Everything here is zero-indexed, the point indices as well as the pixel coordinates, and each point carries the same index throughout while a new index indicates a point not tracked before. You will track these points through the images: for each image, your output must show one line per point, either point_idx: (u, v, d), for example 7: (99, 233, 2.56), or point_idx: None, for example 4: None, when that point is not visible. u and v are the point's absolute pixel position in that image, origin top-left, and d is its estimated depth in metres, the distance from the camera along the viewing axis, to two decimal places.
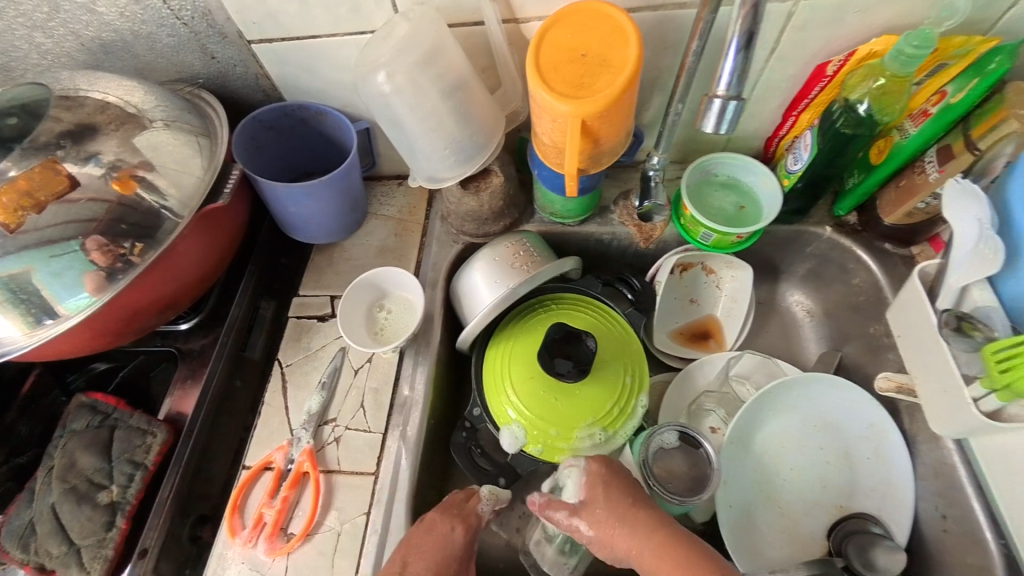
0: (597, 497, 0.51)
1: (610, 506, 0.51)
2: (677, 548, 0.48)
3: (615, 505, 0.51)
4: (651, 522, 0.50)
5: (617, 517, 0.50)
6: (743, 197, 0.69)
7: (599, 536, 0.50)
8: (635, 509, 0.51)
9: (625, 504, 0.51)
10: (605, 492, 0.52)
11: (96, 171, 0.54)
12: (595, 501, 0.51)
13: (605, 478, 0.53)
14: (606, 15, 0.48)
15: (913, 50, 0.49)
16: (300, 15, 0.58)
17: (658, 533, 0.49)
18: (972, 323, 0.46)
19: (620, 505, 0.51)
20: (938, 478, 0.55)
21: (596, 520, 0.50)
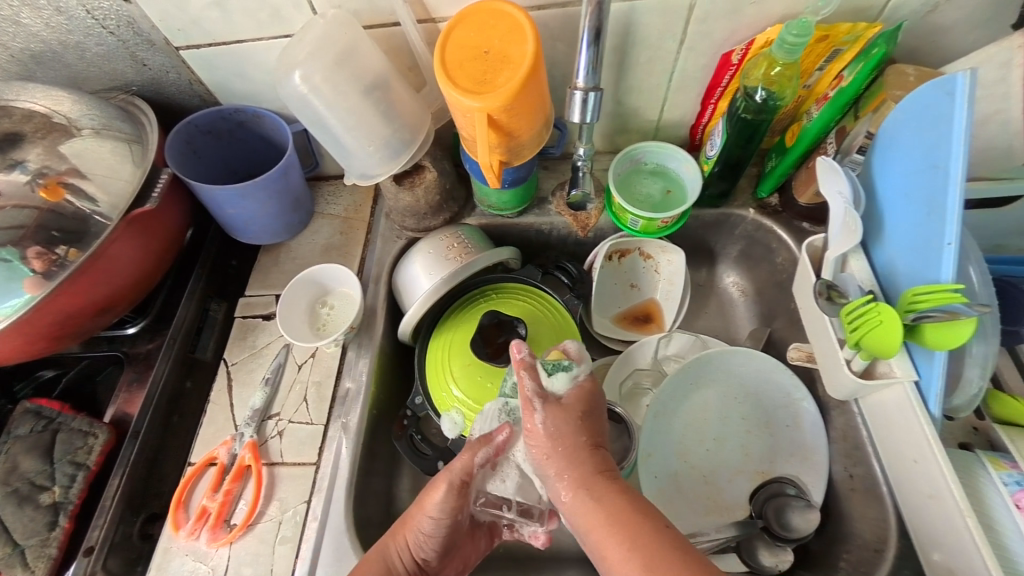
0: (564, 410, 0.52)
1: (563, 429, 0.51)
2: (619, 502, 0.46)
3: (569, 431, 0.51)
4: (599, 465, 0.49)
5: (567, 437, 0.51)
6: (670, 183, 0.71)
7: (547, 435, 0.51)
8: (583, 448, 0.50)
9: (580, 436, 0.51)
10: (574, 407, 0.52)
11: (22, 177, 0.59)
12: (555, 417, 0.51)
13: (587, 394, 0.54)
14: (505, 14, 0.51)
15: (794, 39, 0.52)
16: (222, 21, 0.59)
17: (595, 478, 0.48)
18: (838, 292, 0.53)
19: (573, 430, 0.51)
20: (846, 440, 0.59)
21: (550, 417, 0.51)
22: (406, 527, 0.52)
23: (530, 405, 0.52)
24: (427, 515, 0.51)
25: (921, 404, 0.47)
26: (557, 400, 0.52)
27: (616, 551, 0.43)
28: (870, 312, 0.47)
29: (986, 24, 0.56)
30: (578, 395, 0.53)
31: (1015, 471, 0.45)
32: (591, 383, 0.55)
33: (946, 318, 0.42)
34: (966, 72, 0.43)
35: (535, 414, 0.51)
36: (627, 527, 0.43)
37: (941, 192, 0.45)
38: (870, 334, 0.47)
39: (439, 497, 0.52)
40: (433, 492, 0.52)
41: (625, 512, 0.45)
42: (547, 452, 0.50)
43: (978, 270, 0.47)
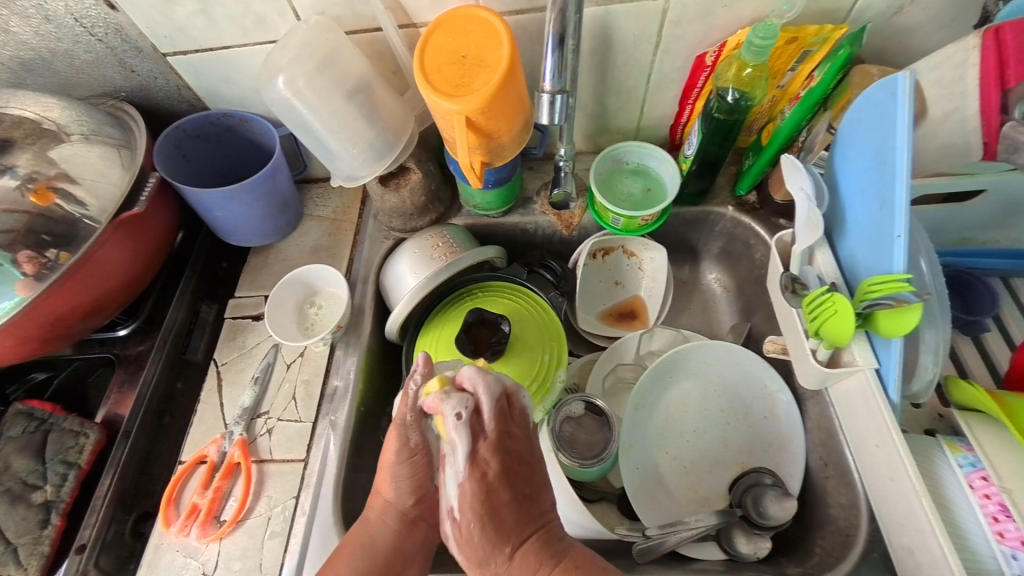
0: (476, 514, 0.47)
1: (488, 537, 0.47)
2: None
3: (495, 537, 0.47)
4: (535, 562, 0.47)
5: (494, 545, 0.47)
6: (650, 181, 0.73)
7: (476, 545, 0.48)
8: (513, 552, 0.47)
9: (509, 533, 0.48)
10: (486, 503, 0.48)
11: (12, 183, 0.61)
12: (474, 523, 0.48)
13: (491, 475, 0.48)
14: (481, 19, 0.53)
15: (761, 42, 0.54)
16: (207, 28, 0.60)
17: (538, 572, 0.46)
18: (802, 284, 0.55)
19: (497, 535, 0.47)
20: (821, 430, 0.61)
21: (467, 527, 0.48)
22: (380, 488, 0.54)
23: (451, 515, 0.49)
24: (389, 471, 0.54)
25: (882, 391, 0.48)
26: (472, 493, 0.48)
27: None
28: (826, 302, 0.50)
29: (949, 25, 0.58)
30: (481, 463, 0.49)
31: (970, 453, 0.47)
32: (488, 444, 0.49)
33: (894, 306, 0.44)
34: (907, 72, 0.45)
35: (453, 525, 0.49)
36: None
37: (890, 186, 0.47)
38: (827, 323, 0.50)
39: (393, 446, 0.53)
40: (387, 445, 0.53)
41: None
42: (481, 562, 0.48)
43: (929, 261, 0.49)
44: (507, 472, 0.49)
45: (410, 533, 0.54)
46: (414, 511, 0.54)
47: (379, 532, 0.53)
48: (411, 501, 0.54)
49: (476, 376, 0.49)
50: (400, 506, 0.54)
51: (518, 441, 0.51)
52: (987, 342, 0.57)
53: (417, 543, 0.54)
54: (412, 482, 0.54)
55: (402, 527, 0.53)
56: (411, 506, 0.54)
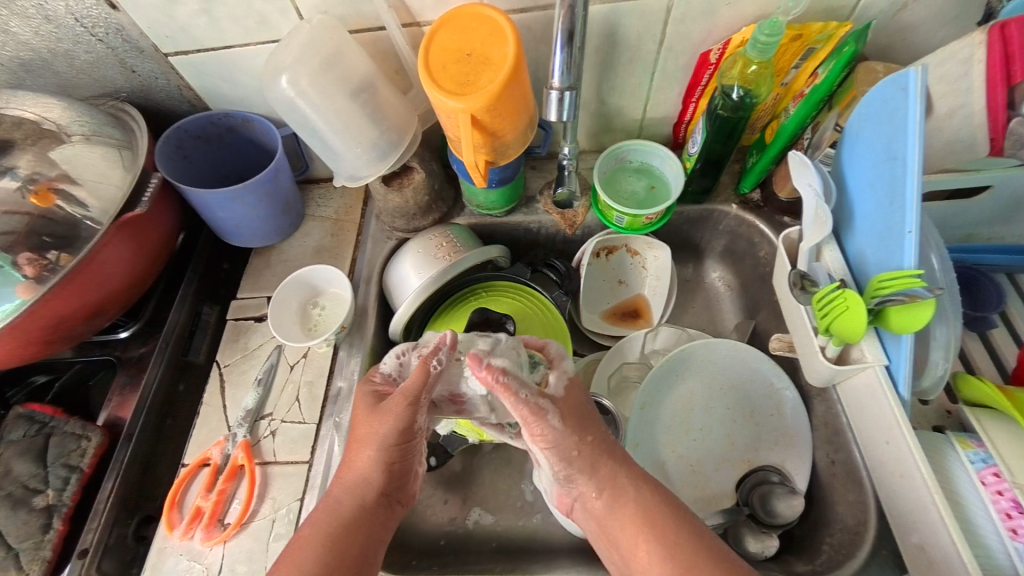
0: (567, 408, 0.52)
1: (577, 427, 0.51)
2: (639, 497, 0.48)
3: (581, 430, 0.51)
4: (615, 459, 0.51)
5: (580, 433, 0.51)
6: (653, 179, 0.72)
7: (556, 432, 0.50)
8: (598, 443, 0.52)
9: (589, 433, 0.52)
10: (575, 404, 0.53)
11: (13, 184, 0.61)
12: (568, 410, 0.52)
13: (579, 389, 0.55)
14: (486, 17, 0.53)
15: (766, 39, 0.54)
16: (209, 27, 0.60)
17: (615, 471, 0.50)
18: (810, 282, 0.55)
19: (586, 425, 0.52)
20: (827, 428, 0.61)
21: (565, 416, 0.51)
22: (351, 462, 0.51)
23: (545, 409, 0.50)
24: (369, 445, 0.51)
25: (891, 389, 0.48)
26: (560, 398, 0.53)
27: (645, 555, 0.45)
28: (838, 299, 0.49)
29: (952, 22, 0.58)
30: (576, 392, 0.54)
31: (981, 449, 0.47)
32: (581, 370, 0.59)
33: (907, 301, 0.45)
34: (918, 67, 0.45)
35: (553, 413, 0.50)
36: (655, 525, 0.46)
37: (900, 181, 0.47)
38: (838, 320, 0.49)
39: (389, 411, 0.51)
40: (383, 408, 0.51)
41: (651, 505, 0.48)
42: (557, 447, 0.50)
43: (939, 257, 0.49)
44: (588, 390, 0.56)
45: (377, 508, 0.50)
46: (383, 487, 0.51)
47: (346, 508, 0.49)
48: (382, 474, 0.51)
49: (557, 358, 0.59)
50: (368, 479, 0.51)
51: None
52: (994, 338, 0.57)
53: (383, 519, 0.51)
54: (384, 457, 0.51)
55: (365, 503, 0.50)
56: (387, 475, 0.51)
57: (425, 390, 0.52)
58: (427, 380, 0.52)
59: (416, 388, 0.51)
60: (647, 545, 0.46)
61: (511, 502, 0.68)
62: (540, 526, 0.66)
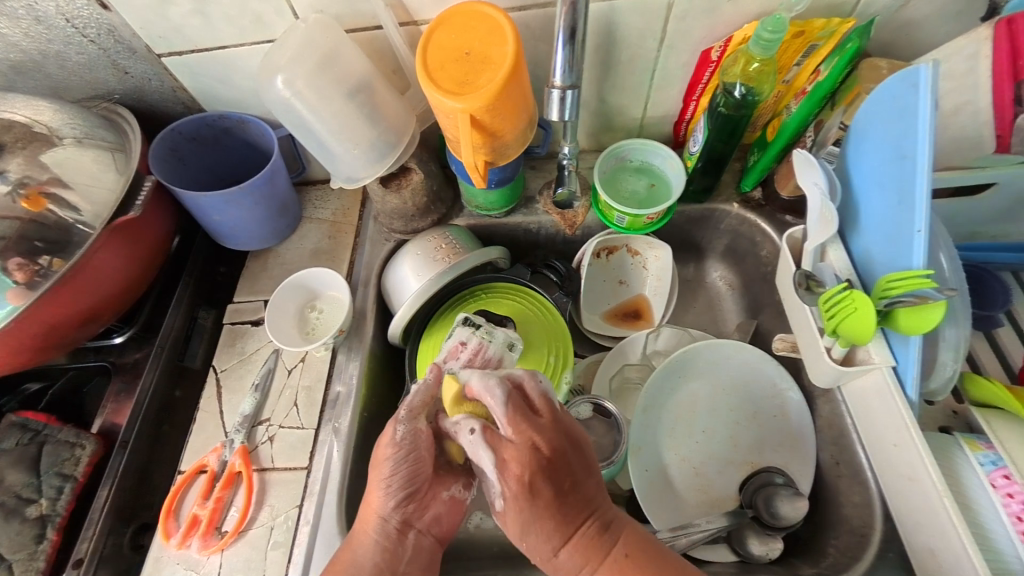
0: (523, 523, 0.46)
1: (538, 536, 0.46)
2: (623, 575, 0.45)
3: (542, 538, 0.46)
4: (589, 549, 0.46)
5: (544, 546, 0.46)
6: (654, 178, 0.72)
7: (521, 522, 0.46)
8: (569, 539, 0.46)
9: (554, 535, 0.46)
10: (532, 510, 0.45)
11: (4, 188, 0.59)
12: (524, 522, 0.46)
13: (527, 477, 0.45)
14: (484, 15, 0.52)
15: (769, 36, 0.53)
16: (203, 27, 0.59)
17: (591, 554, 0.46)
18: (816, 282, 0.55)
19: (549, 530, 0.45)
20: (832, 428, 0.60)
21: (517, 530, 0.46)
22: (371, 499, 0.51)
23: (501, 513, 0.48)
24: (382, 480, 0.51)
25: (899, 390, 0.48)
26: (512, 495, 0.45)
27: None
28: (845, 299, 0.49)
29: (955, 18, 0.58)
30: (511, 480, 0.45)
31: (990, 451, 0.46)
32: (514, 448, 0.46)
33: (917, 302, 0.44)
34: (929, 63, 0.44)
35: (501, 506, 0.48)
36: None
37: (910, 179, 0.47)
38: (846, 322, 0.49)
39: (388, 439, 0.51)
40: (383, 438, 0.52)
41: None
42: (528, 533, 0.46)
43: (948, 257, 0.49)
44: (549, 469, 0.46)
45: (399, 544, 0.50)
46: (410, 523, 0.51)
47: (367, 550, 0.49)
48: (401, 508, 0.51)
49: (484, 382, 0.49)
50: (386, 513, 0.50)
51: (548, 439, 0.47)
52: (1000, 338, 0.56)
53: (409, 555, 0.51)
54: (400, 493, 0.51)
55: (389, 543, 0.50)
56: (405, 503, 0.51)
57: (424, 408, 0.53)
58: (425, 397, 0.54)
59: (416, 405, 0.53)
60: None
61: None
62: None
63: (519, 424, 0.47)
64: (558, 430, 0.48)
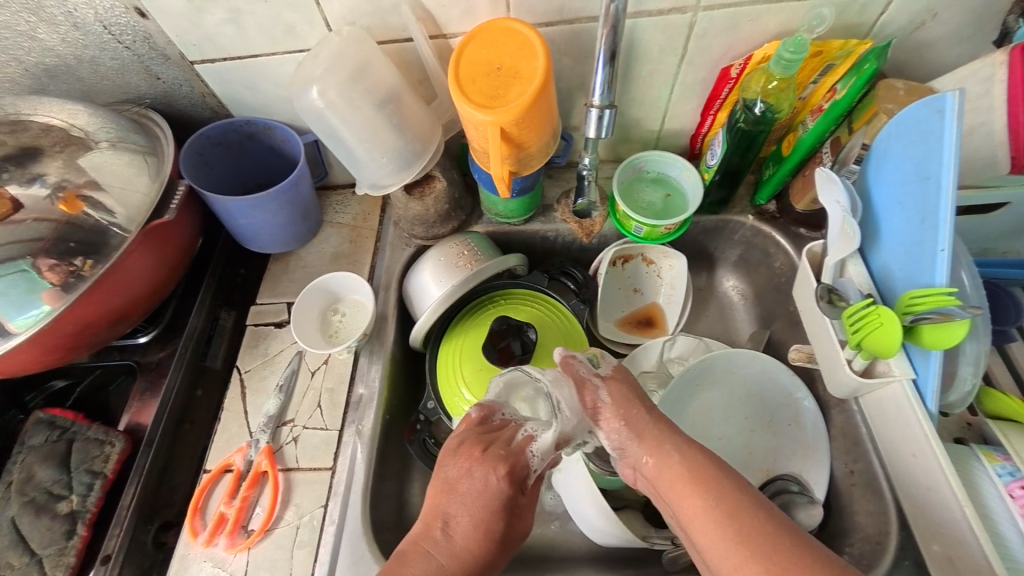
0: (621, 390, 0.57)
1: (626, 394, 0.57)
2: (693, 457, 0.49)
3: (632, 396, 0.57)
4: (669, 432, 0.53)
5: (630, 404, 0.56)
6: (670, 188, 0.73)
7: (616, 398, 0.57)
8: (649, 408, 0.56)
9: (643, 401, 0.56)
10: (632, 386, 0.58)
11: (41, 191, 0.59)
12: (622, 391, 0.57)
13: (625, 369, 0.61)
14: (516, 32, 0.54)
15: (791, 56, 0.55)
16: (237, 36, 0.60)
17: (667, 436, 0.52)
18: (838, 296, 0.56)
19: (634, 396, 0.57)
20: (846, 437, 0.62)
21: (613, 390, 0.57)
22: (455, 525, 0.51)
23: (598, 406, 0.57)
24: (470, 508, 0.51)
25: (919, 402, 0.50)
26: (613, 374, 0.60)
27: (697, 504, 0.46)
28: (870, 315, 0.50)
29: (969, 40, 0.59)
30: (622, 375, 0.60)
31: (1007, 463, 0.48)
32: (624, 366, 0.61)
33: (941, 319, 0.45)
34: (955, 91, 0.46)
35: (601, 390, 0.57)
36: (704, 479, 0.47)
37: (932, 199, 0.48)
38: (870, 336, 0.50)
39: (483, 459, 0.54)
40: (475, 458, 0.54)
41: (699, 463, 0.49)
42: (620, 404, 0.56)
43: (969, 273, 0.51)
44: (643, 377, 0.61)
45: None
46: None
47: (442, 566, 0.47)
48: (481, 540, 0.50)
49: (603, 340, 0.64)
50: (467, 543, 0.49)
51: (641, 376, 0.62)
52: (1011, 351, 0.58)
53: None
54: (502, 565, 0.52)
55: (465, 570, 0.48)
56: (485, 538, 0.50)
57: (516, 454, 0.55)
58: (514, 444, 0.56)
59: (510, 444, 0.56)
60: (694, 497, 0.47)
61: None
62: (558, 534, 0.67)
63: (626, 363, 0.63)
64: None
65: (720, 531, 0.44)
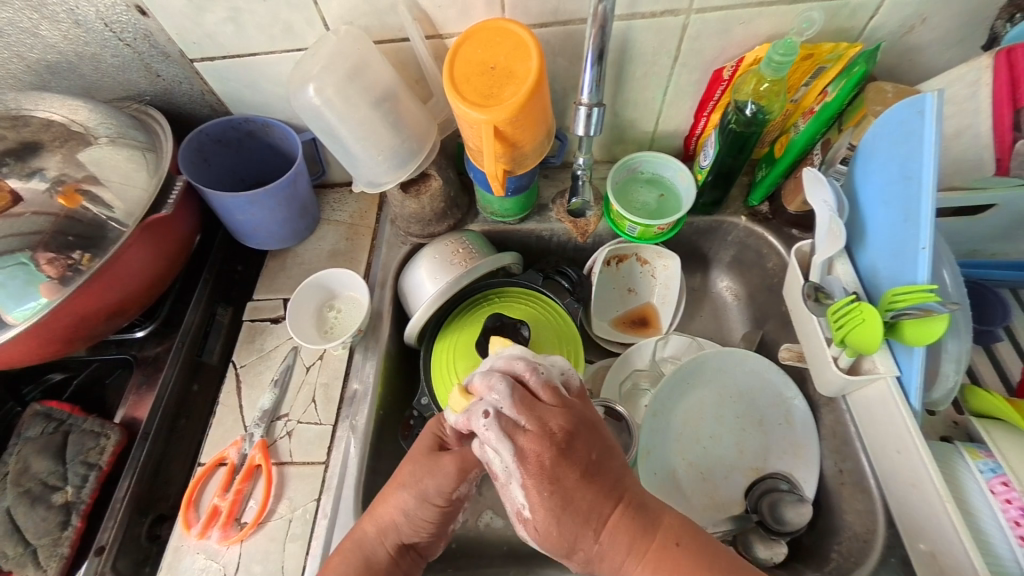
0: (552, 513, 0.41)
1: (570, 524, 0.41)
2: (669, 565, 0.41)
3: (577, 523, 0.41)
4: (631, 535, 0.42)
5: (569, 527, 0.41)
6: (664, 189, 0.74)
7: (547, 518, 0.41)
8: (593, 524, 0.41)
9: (589, 516, 0.41)
10: (558, 492, 0.41)
11: (41, 185, 0.60)
12: (551, 507, 0.41)
13: (557, 446, 0.41)
14: (509, 33, 0.54)
15: (781, 58, 0.56)
16: (237, 35, 0.61)
17: (628, 551, 0.41)
18: (825, 294, 0.56)
19: (570, 517, 0.41)
20: (836, 436, 0.62)
21: (543, 522, 0.41)
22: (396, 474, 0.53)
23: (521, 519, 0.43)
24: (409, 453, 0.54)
25: (903, 398, 0.50)
26: (533, 487, 0.41)
27: None
28: (853, 311, 0.51)
29: (959, 44, 0.60)
30: (539, 473, 0.41)
31: (990, 459, 0.49)
32: (529, 437, 0.42)
33: (921, 314, 0.46)
34: (935, 92, 0.46)
35: (527, 520, 0.42)
36: None
37: (915, 199, 0.49)
38: (853, 332, 0.51)
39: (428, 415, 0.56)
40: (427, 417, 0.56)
41: (675, 565, 0.41)
42: (554, 529, 0.41)
43: (951, 272, 0.51)
44: (569, 450, 0.42)
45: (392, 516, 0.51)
46: (407, 529, 0.50)
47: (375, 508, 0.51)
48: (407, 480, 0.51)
49: (488, 377, 0.45)
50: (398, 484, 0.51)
51: (563, 429, 0.42)
52: (999, 352, 0.59)
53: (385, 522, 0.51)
54: (417, 491, 0.49)
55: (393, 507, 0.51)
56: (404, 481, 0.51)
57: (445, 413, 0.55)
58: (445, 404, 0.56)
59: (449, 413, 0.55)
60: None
61: None
62: None
63: (531, 414, 0.43)
64: (573, 411, 0.44)
65: None
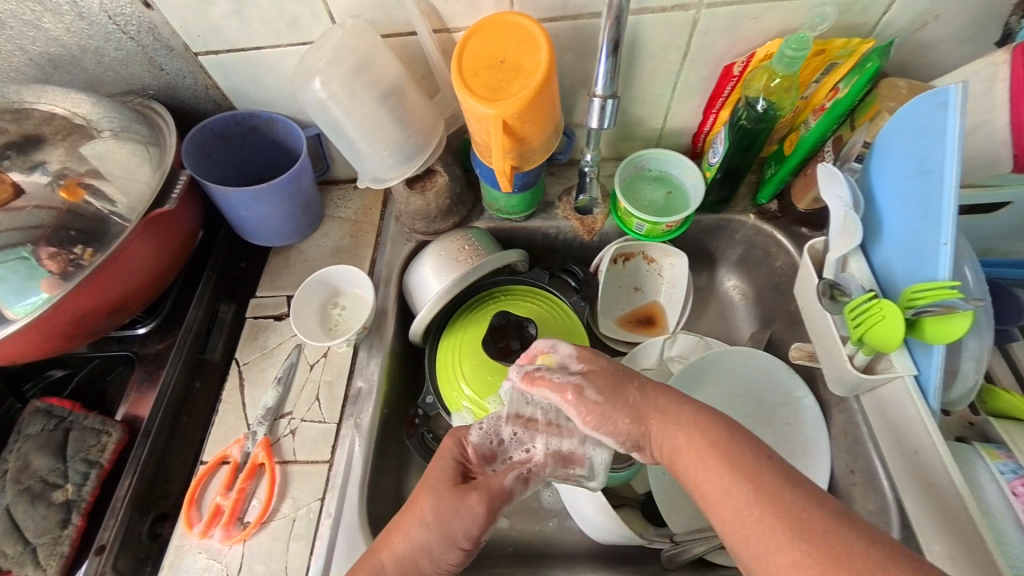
0: (603, 383, 0.50)
1: (620, 391, 0.50)
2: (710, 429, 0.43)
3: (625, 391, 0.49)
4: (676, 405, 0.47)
5: (617, 398, 0.49)
6: (672, 186, 0.73)
7: (598, 397, 0.50)
8: (638, 394, 0.49)
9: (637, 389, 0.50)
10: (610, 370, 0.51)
11: (42, 179, 0.59)
12: (601, 381, 0.51)
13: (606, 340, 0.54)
14: (520, 26, 0.54)
15: (793, 53, 0.55)
16: (241, 28, 0.61)
17: (673, 414, 0.46)
18: (840, 291, 0.55)
19: (616, 387, 0.50)
20: (846, 437, 0.61)
21: (594, 391, 0.50)
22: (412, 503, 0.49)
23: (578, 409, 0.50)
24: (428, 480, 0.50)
25: (921, 397, 0.50)
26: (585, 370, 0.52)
27: (720, 486, 0.40)
28: (871, 308, 0.51)
29: (972, 40, 0.59)
30: (589, 357, 0.53)
31: (1009, 460, 0.49)
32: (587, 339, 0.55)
33: (943, 311, 0.46)
34: (957, 84, 0.46)
35: (579, 400, 0.50)
36: (718, 448, 0.42)
37: (935, 194, 0.49)
38: (872, 330, 0.51)
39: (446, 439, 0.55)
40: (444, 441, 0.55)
41: (715, 430, 0.43)
42: (607, 407, 0.49)
43: (972, 268, 0.51)
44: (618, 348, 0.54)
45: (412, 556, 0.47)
46: (428, 566, 0.47)
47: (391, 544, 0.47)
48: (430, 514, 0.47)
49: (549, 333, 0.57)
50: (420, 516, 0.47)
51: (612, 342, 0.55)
52: (1013, 352, 0.58)
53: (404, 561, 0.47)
54: (441, 531, 0.46)
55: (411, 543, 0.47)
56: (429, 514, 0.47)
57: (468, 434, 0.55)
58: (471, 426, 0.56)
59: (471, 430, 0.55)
60: (716, 469, 0.41)
61: (528, 505, 0.68)
62: (555, 531, 0.66)
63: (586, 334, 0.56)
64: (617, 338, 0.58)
65: (752, 513, 0.37)
